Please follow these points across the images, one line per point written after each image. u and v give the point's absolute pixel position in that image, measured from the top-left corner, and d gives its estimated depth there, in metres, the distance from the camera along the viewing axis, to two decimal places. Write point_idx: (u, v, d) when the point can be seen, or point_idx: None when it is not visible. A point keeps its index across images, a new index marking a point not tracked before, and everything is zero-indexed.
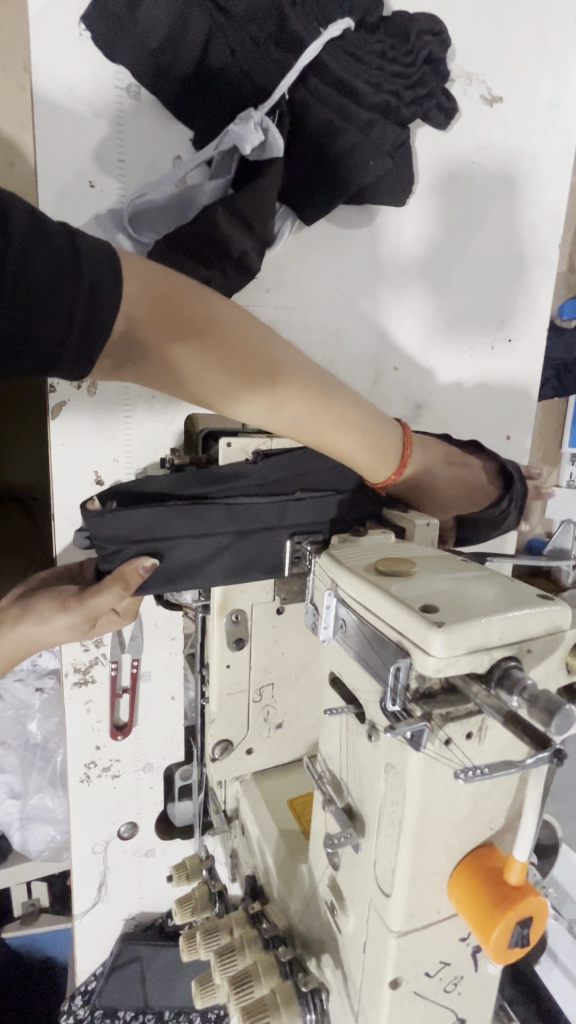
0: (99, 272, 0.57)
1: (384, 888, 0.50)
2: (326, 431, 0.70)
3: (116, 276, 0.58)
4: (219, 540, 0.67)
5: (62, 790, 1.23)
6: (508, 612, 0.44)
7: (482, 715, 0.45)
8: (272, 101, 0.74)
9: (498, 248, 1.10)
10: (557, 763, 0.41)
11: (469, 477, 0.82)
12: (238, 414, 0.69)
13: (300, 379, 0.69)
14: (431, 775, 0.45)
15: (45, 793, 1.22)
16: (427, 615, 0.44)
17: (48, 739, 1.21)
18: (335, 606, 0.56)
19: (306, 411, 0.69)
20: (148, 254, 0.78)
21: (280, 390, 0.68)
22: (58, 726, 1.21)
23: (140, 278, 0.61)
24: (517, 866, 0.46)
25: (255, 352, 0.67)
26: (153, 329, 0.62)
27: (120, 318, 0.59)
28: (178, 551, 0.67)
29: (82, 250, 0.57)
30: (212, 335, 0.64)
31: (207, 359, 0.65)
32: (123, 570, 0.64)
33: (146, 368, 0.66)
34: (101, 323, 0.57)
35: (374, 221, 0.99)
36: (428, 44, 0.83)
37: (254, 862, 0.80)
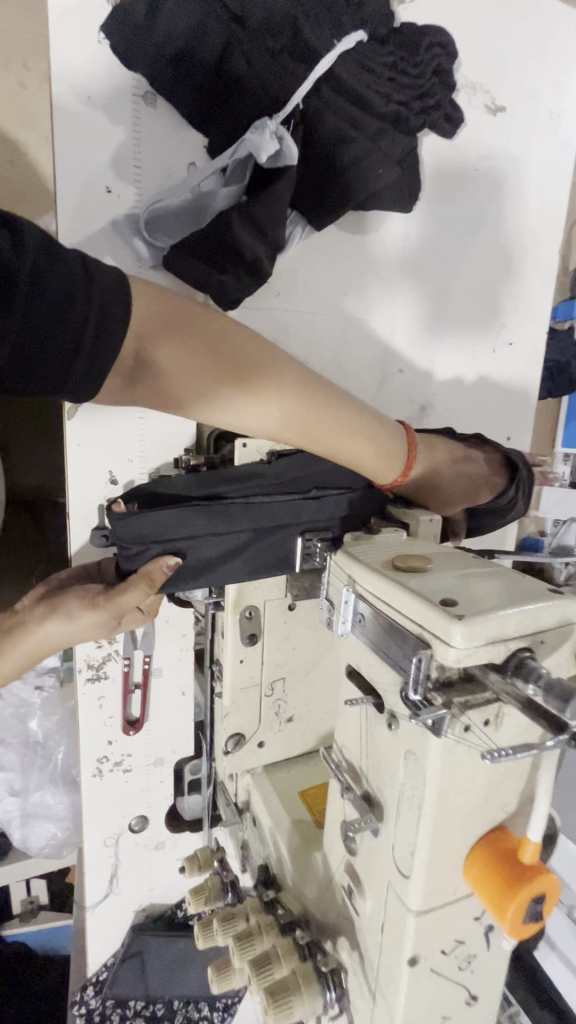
0: (108, 290, 0.60)
1: (402, 870, 0.52)
2: (328, 435, 0.72)
3: (126, 296, 0.61)
4: (239, 539, 0.70)
5: (63, 789, 1.24)
6: (523, 605, 0.47)
7: (499, 703, 0.47)
8: (288, 109, 0.77)
9: (500, 253, 1.13)
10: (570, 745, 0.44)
11: (473, 472, 0.85)
12: (248, 426, 0.71)
13: (305, 386, 0.71)
14: (450, 759, 0.48)
15: (45, 791, 1.24)
16: (447, 609, 0.46)
17: (47, 737, 1.23)
18: (353, 601, 0.58)
19: (308, 416, 0.71)
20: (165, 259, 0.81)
21: (287, 399, 0.70)
22: (58, 725, 1.22)
23: (151, 296, 0.65)
24: (531, 846, 0.49)
25: (257, 359, 0.69)
26: (161, 349, 0.65)
27: (129, 339, 0.62)
28: (201, 551, 0.69)
29: (93, 272, 0.60)
30: (214, 345, 0.67)
31: (215, 374, 0.67)
32: (150, 570, 0.67)
33: (159, 388, 0.68)
34: (112, 337, 0.60)
35: (380, 226, 1.01)
36: (437, 56, 0.85)
37: (267, 853, 0.82)
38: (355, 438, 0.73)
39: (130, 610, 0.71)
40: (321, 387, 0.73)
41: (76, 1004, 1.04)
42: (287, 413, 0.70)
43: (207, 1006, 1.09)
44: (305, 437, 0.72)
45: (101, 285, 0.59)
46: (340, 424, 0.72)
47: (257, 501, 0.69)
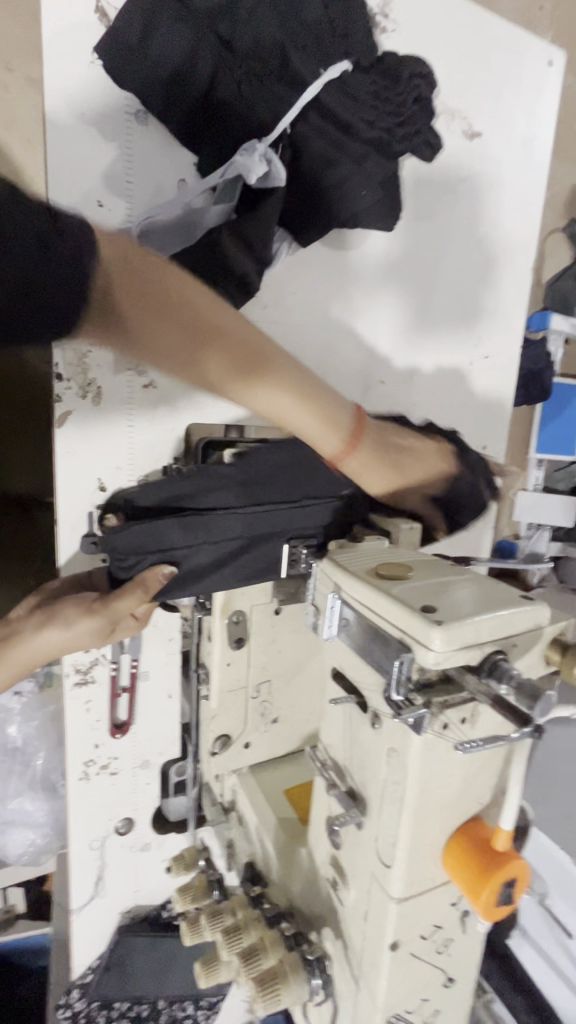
0: (78, 239, 0.57)
1: (385, 860, 0.55)
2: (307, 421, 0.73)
3: (94, 245, 0.58)
4: (232, 548, 0.72)
5: (43, 794, 1.25)
6: (497, 611, 0.51)
7: (474, 702, 0.51)
8: (276, 133, 0.81)
9: (477, 269, 1.18)
10: (537, 740, 0.47)
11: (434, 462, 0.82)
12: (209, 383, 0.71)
13: (272, 360, 0.72)
14: (429, 754, 0.51)
15: (25, 797, 1.24)
16: (427, 615, 0.49)
17: (27, 743, 1.23)
18: (339, 606, 0.61)
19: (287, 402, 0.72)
20: None
21: (252, 367, 0.70)
22: (38, 730, 1.23)
23: (129, 248, 0.64)
24: (503, 834, 0.53)
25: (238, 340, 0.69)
26: (132, 293, 0.63)
27: (101, 279, 0.60)
28: (195, 559, 0.71)
29: (61, 220, 0.57)
30: (192, 314, 0.66)
31: (185, 330, 0.67)
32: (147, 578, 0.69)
33: (124, 334, 0.66)
34: (81, 284, 0.57)
35: (363, 243, 1.05)
36: (418, 86, 0.88)
37: (253, 851, 0.85)
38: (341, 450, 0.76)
39: (125, 617, 0.73)
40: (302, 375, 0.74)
41: (61, 1007, 1.05)
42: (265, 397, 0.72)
43: (192, 1005, 1.11)
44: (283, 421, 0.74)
45: (72, 246, 0.56)
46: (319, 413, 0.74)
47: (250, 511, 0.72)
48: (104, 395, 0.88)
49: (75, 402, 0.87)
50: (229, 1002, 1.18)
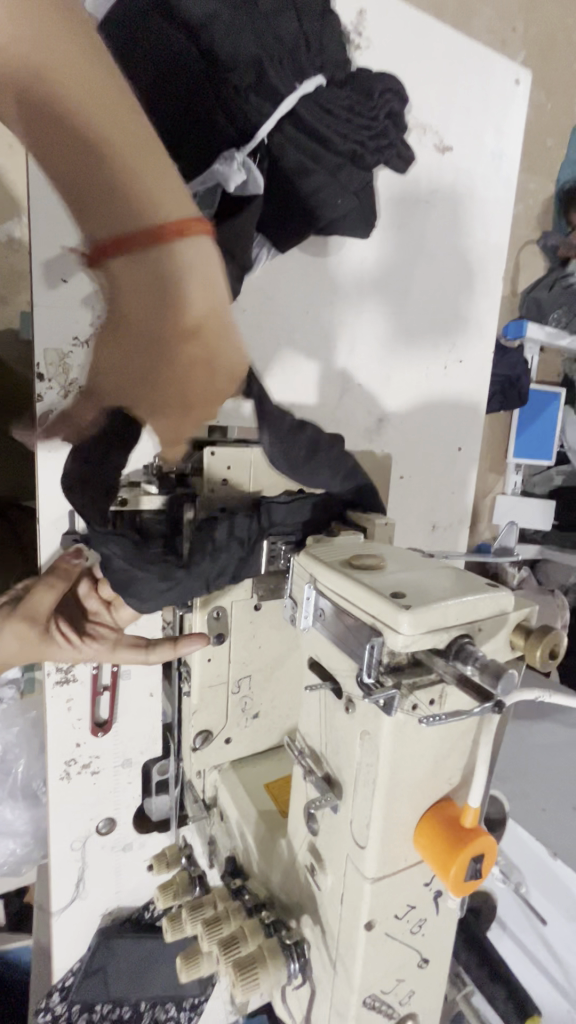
0: None
1: (359, 841, 0.57)
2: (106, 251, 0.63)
3: None
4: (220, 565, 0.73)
5: (22, 802, 1.27)
6: (463, 597, 0.53)
7: (442, 684, 0.53)
8: (254, 141, 0.85)
9: (451, 276, 1.22)
10: (496, 713, 0.50)
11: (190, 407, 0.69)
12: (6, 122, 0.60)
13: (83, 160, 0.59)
14: (400, 735, 0.53)
15: (5, 805, 1.26)
16: (396, 600, 0.52)
17: (7, 752, 1.25)
18: (314, 597, 0.63)
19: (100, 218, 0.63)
20: None
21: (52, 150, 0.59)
22: (17, 738, 1.26)
23: None
24: (471, 811, 0.55)
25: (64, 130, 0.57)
26: None
27: None
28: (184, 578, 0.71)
29: None
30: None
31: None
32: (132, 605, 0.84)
33: None
34: None
35: (340, 250, 1.09)
36: (389, 101, 0.93)
37: (234, 845, 0.86)
38: (322, 460, 0.75)
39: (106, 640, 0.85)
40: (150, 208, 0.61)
41: (42, 1011, 1.04)
42: (81, 188, 0.61)
43: (174, 1007, 1.11)
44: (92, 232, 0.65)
45: None
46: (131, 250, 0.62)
47: (238, 527, 0.74)
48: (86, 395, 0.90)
49: (56, 402, 0.89)
50: (212, 1004, 1.18)
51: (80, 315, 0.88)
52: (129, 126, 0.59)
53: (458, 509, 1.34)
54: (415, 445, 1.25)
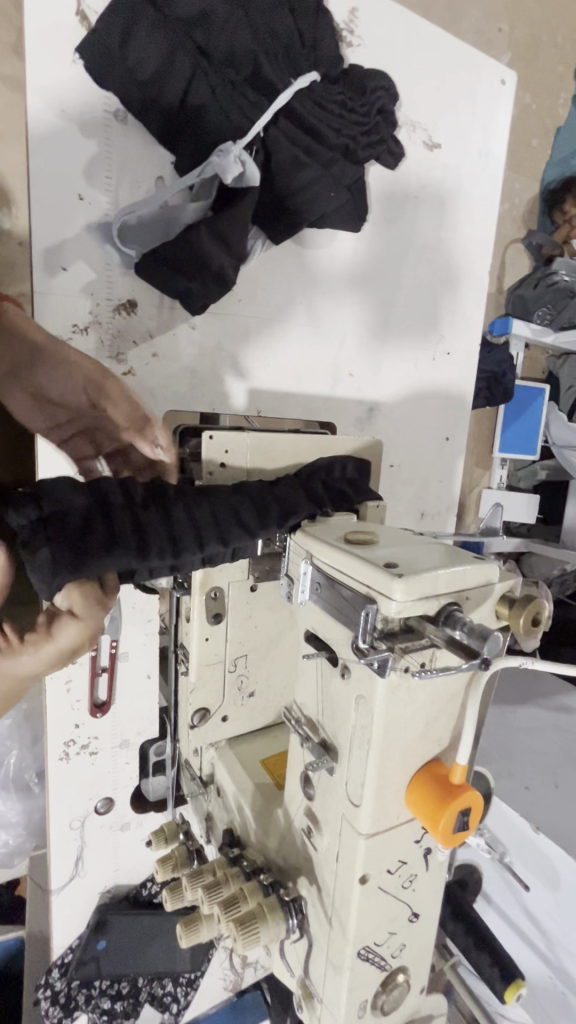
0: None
1: (354, 800, 0.60)
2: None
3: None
4: (205, 517, 0.69)
5: (15, 791, 1.31)
6: (452, 567, 0.56)
7: (432, 648, 0.56)
8: (249, 136, 0.85)
9: (438, 268, 1.25)
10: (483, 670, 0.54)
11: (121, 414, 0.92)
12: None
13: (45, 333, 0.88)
14: (394, 697, 0.56)
15: None
16: (389, 570, 0.55)
17: None
18: (311, 572, 0.66)
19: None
20: (136, 268, 0.91)
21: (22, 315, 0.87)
22: (9, 726, 1.30)
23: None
24: (460, 768, 0.59)
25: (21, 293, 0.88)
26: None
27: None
28: (151, 531, 0.65)
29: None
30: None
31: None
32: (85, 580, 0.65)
33: None
34: None
35: (331, 244, 1.11)
36: (381, 97, 0.96)
37: (231, 817, 0.89)
38: None
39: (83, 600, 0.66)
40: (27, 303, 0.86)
41: (41, 987, 1.06)
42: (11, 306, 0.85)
43: (171, 982, 1.14)
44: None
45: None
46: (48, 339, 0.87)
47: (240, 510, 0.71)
48: None
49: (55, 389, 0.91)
50: (208, 978, 1.21)
51: (79, 301, 0.91)
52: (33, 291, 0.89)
53: (446, 497, 1.38)
54: (404, 435, 1.29)
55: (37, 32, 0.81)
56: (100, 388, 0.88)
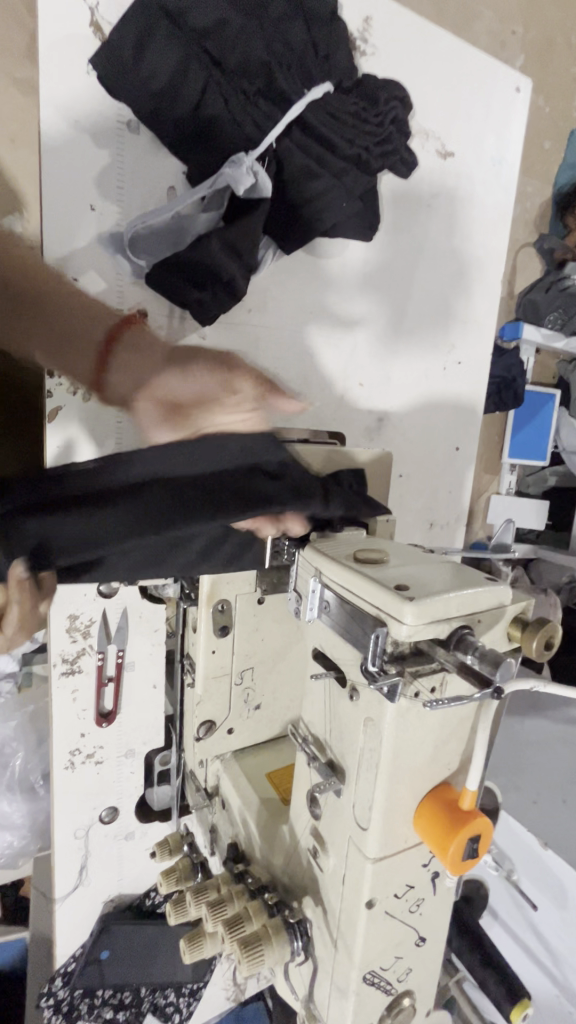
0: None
1: (362, 824, 0.60)
2: (83, 366, 0.78)
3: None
4: (188, 494, 0.67)
5: (21, 794, 1.31)
6: (462, 588, 0.56)
7: (443, 671, 0.56)
8: (262, 147, 0.86)
9: (450, 273, 1.24)
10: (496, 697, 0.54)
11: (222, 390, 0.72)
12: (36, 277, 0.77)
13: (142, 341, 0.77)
14: (403, 723, 0.55)
15: (3, 798, 1.30)
16: (400, 592, 0.54)
17: (5, 744, 1.30)
18: (320, 590, 0.65)
19: (42, 332, 0.78)
20: (147, 277, 0.90)
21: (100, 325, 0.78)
22: (15, 730, 1.31)
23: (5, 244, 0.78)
24: (469, 793, 0.58)
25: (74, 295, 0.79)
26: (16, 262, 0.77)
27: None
28: (111, 527, 0.67)
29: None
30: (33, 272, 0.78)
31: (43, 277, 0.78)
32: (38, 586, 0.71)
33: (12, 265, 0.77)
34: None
35: (342, 252, 1.11)
36: (394, 108, 0.96)
37: (235, 831, 0.89)
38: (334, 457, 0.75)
39: (17, 628, 0.73)
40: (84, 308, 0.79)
41: (44, 996, 1.05)
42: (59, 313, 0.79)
43: (174, 992, 1.14)
44: (78, 363, 0.78)
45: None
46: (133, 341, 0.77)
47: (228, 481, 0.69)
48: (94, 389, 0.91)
49: (64, 398, 0.90)
50: (211, 989, 1.21)
51: None
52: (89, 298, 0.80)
53: (456, 508, 1.37)
54: (414, 444, 1.28)
55: (51, 42, 0.80)
56: (231, 375, 0.71)
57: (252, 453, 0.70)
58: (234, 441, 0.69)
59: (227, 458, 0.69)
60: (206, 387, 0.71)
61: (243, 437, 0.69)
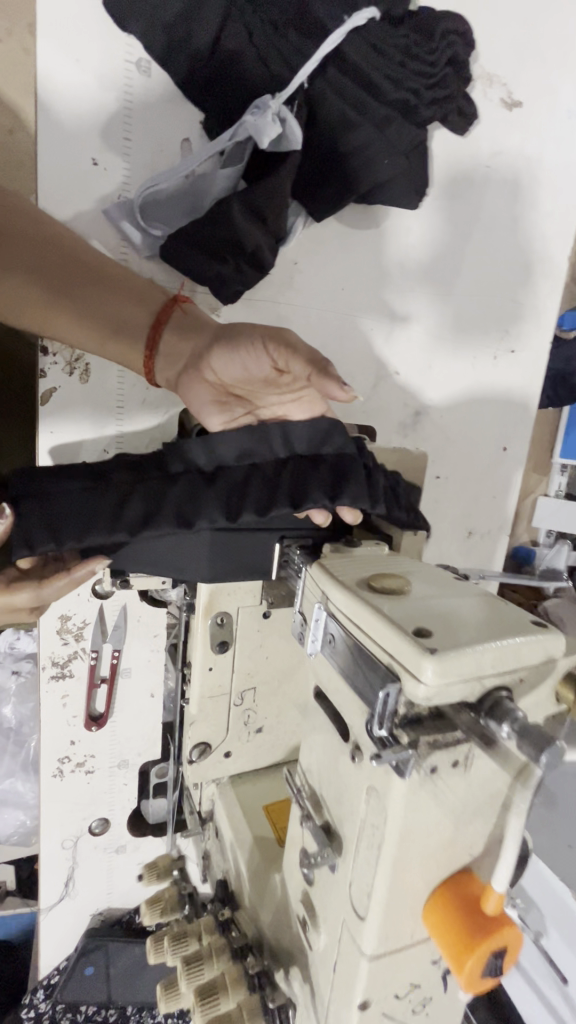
0: (14, 212, 0.66)
1: (358, 910, 0.49)
2: (133, 351, 0.68)
3: (17, 217, 0.66)
4: (187, 502, 0.61)
5: (35, 776, 1.22)
6: (502, 641, 0.43)
7: (469, 744, 0.44)
8: (291, 89, 0.75)
9: (507, 250, 1.08)
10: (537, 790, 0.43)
11: (260, 366, 0.57)
12: (83, 259, 0.68)
13: (189, 323, 0.66)
14: (414, 804, 0.44)
15: (17, 778, 1.21)
16: (421, 640, 0.42)
17: (22, 723, 1.21)
18: (324, 620, 0.54)
19: (73, 308, 0.67)
20: (160, 247, 0.80)
21: (146, 313, 0.67)
22: (33, 711, 1.21)
23: (46, 227, 0.67)
24: (495, 897, 0.45)
25: (110, 277, 0.68)
26: (63, 247, 0.67)
27: (14, 221, 0.66)
28: (94, 513, 0.62)
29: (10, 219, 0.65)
30: (83, 261, 0.68)
31: (86, 262, 0.68)
32: (89, 564, 0.67)
33: (50, 245, 0.67)
34: (17, 235, 0.65)
35: (384, 221, 0.96)
36: (453, 43, 0.83)
37: (226, 866, 0.80)
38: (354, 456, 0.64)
39: (50, 591, 0.70)
40: (112, 286, 0.68)
41: (26, 1007, 1.01)
42: (92, 294, 0.67)
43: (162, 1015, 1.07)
44: (104, 344, 0.69)
45: (14, 224, 0.65)
46: (161, 326, 0.66)
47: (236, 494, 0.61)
48: (92, 371, 0.82)
49: (61, 379, 0.82)
50: None
51: None
52: (128, 283, 0.69)
53: (499, 515, 1.22)
54: (454, 442, 1.13)
55: None
56: (282, 353, 0.54)
57: (316, 437, 0.63)
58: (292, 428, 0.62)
59: (290, 441, 0.63)
60: (259, 368, 0.57)
61: (302, 421, 0.62)
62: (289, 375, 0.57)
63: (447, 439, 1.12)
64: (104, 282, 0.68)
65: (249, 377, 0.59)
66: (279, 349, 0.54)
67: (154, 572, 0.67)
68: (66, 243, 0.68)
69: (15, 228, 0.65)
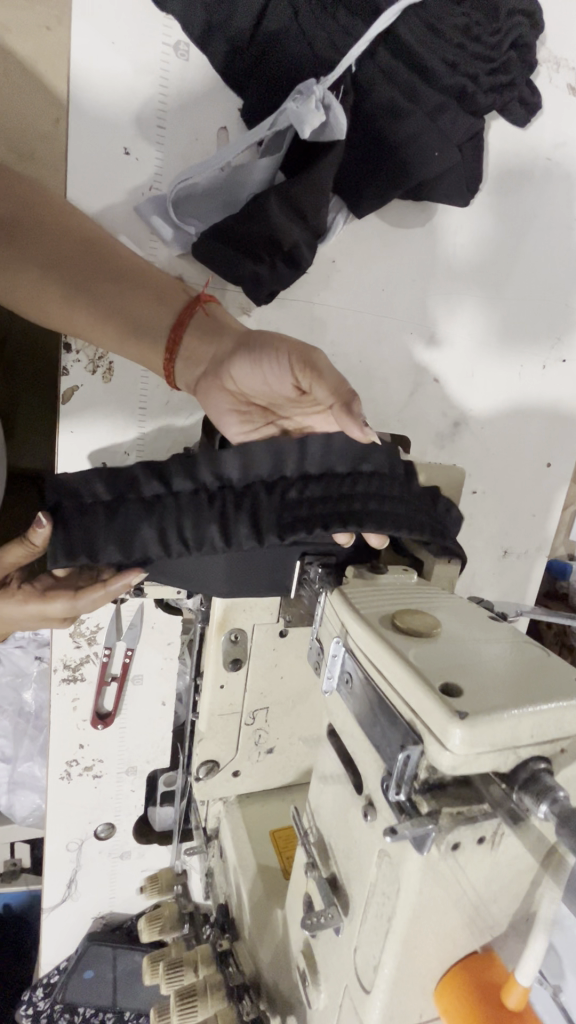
0: (36, 202, 0.64)
1: (363, 982, 0.44)
2: (155, 352, 0.65)
3: (40, 208, 0.64)
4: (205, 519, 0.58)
5: None
6: (541, 707, 0.38)
7: (498, 820, 0.39)
8: (337, 72, 0.70)
9: (563, 251, 1.00)
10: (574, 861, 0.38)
11: (280, 383, 0.53)
12: (105, 251, 0.65)
13: (211, 326, 0.62)
14: (432, 881, 0.39)
15: (35, 762, 1.19)
16: (447, 699, 0.37)
17: (42, 708, 1.19)
18: (342, 656, 0.50)
19: (94, 304, 0.64)
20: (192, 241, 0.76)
21: (168, 312, 0.64)
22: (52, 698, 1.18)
23: (69, 217, 0.64)
24: (517, 990, 0.40)
25: (132, 270, 0.65)
26: (84, 238, 0.64)
27: (35, 211, 0.63)
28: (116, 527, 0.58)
29: (33, 212, 0.63)
30: (106, 253, 0.65)
31: (108, 253, 0.65)
32: (125, 573, 0.63)
33: (71, 237, 0.64)
34: (37, 227, 0.63)
35: (431, 218, 0.90)
36: (517, 25, 0.77)
37: (228, 892, 0.78)
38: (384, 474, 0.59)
39: (85, 602, 0.66)
40: (133, 280, 0.65)
41: (24, 1004, 1.02)
42: (111, 289, 0.64)
43: None
44: (123, 344, 0.66)
45: (35, 215, 0.63)
46: (182, 328, 0.63)
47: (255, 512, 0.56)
48: (115, 369, 0.79)
49: (83, 377, 0.79)
50: None
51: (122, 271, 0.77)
52: (151, 276, 0.65)
53: (538, 534, 1.14)
54: (495, 456, 1.06)
55: None
56: (306, 374, 0.50)
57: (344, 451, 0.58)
58: (319, 442, 0.58)
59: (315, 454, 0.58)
60: (280, 382, 0.53)
61: (330, 434, 0.57)
62: (313, 396, 0.53)
63: (486, 450, 1.05)
64: (126, 276, 0.64)
65: (270, 392, 0.55)
66: (303, 369, 0.50)
67: (181, 587, 0.63)
68: (89, 234, 0.65)
69: (37, 220, 0.63)
